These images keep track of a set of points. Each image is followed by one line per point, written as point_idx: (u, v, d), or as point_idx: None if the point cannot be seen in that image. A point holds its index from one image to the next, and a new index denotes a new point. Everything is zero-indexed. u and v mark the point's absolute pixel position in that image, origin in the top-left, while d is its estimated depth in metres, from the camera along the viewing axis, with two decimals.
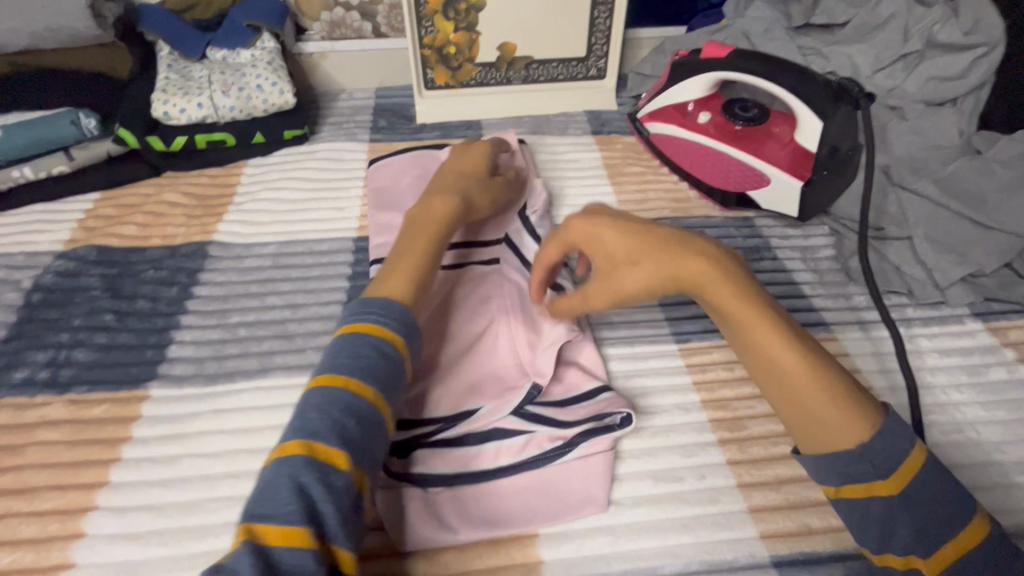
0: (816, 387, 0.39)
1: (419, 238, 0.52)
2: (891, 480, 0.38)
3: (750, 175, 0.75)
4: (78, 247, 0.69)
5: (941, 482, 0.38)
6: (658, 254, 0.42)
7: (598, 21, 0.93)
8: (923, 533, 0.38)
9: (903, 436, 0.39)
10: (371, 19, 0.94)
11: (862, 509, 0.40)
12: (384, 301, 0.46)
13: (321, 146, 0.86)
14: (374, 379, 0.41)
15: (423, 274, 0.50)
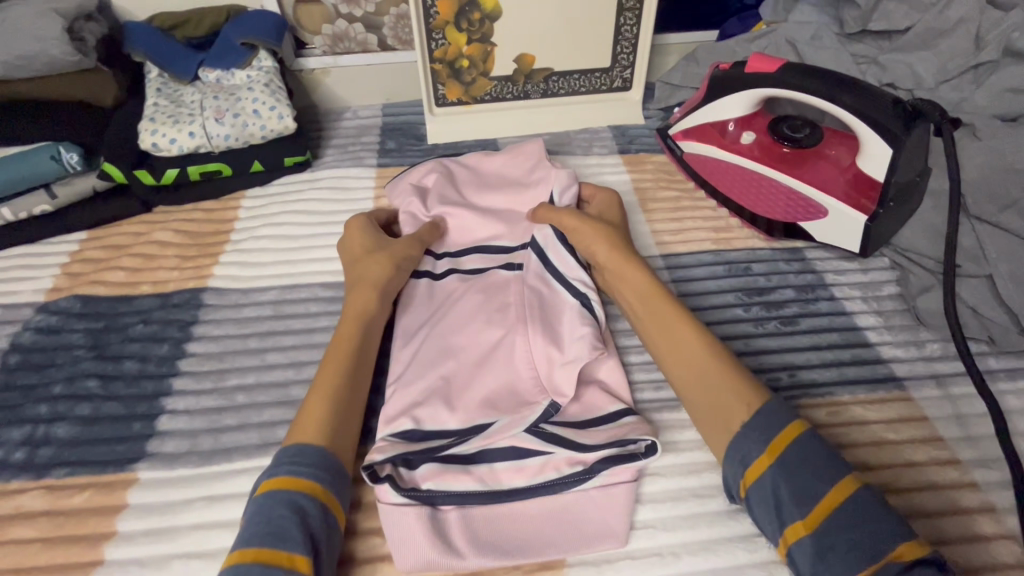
0: (709, 365, 0.49)
1: (329, 360, 0.50)
2: (766, 441, 0.43)
3: (801, 204, 0.68)
4: (61, 298, 0.63)
5: (816, 444, 0.42)
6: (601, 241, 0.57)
7: (624, 28, 0.85)
8: (801, 494, 0.41)
9: (781, 416, 0.44)
10: (376, 31, 0.87)
11: (757, 481, 0.43)
12: (296, 448, 0.44)
13: (325, 173, 0.79)
14: (288, 542, 0.39)
15: (341, 397, 0.48)
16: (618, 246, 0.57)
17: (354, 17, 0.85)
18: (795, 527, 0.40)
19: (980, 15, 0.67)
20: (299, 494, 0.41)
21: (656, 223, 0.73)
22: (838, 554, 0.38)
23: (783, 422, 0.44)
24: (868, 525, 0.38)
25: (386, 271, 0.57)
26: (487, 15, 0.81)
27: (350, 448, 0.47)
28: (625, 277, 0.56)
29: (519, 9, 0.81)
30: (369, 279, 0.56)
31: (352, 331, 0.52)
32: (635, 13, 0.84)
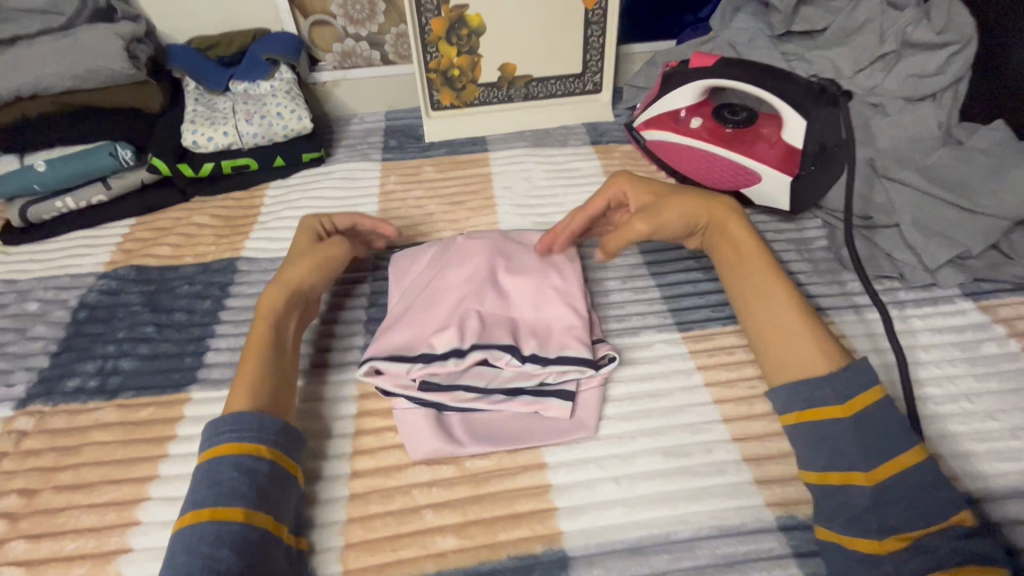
0: (797, 319, 0.53)
1: (248, 349, 0.54)
2: (849, 399, 0.47)
3: (742, 174, 0.79)
4: (119, 268, 0.75)
5: (893, 412, 0.47)
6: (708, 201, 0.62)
7: (592, 39, 0.99)
8: (868, 451, 0.45)
9: (865, 374, 0.48)
10: (379, 48, 1.00)
11: (822, 428, 0.47)
12: (232, 417, 0.48)
13: (337, 167, 0.92)
14: (239, 500, 0.44)
15: (261, 384, 0.52)
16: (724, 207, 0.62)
17: (360, 36, 0.99)
18: (851, 475, 0.45)
19: (882, 15, 0.81)
20: (245, 457, 0.46)
21: None
22: (894, 506, 0.43)
23: (869, 381, 0.48)
24: (926, 488, 0.44)
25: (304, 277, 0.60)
26: (473, 31, 0.95)
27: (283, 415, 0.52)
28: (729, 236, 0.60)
29: (501, 25, 0.95)
30: (286, 281, 0.60)
31: (267, 329, 0.56)
32: (600, 26, 0.98)
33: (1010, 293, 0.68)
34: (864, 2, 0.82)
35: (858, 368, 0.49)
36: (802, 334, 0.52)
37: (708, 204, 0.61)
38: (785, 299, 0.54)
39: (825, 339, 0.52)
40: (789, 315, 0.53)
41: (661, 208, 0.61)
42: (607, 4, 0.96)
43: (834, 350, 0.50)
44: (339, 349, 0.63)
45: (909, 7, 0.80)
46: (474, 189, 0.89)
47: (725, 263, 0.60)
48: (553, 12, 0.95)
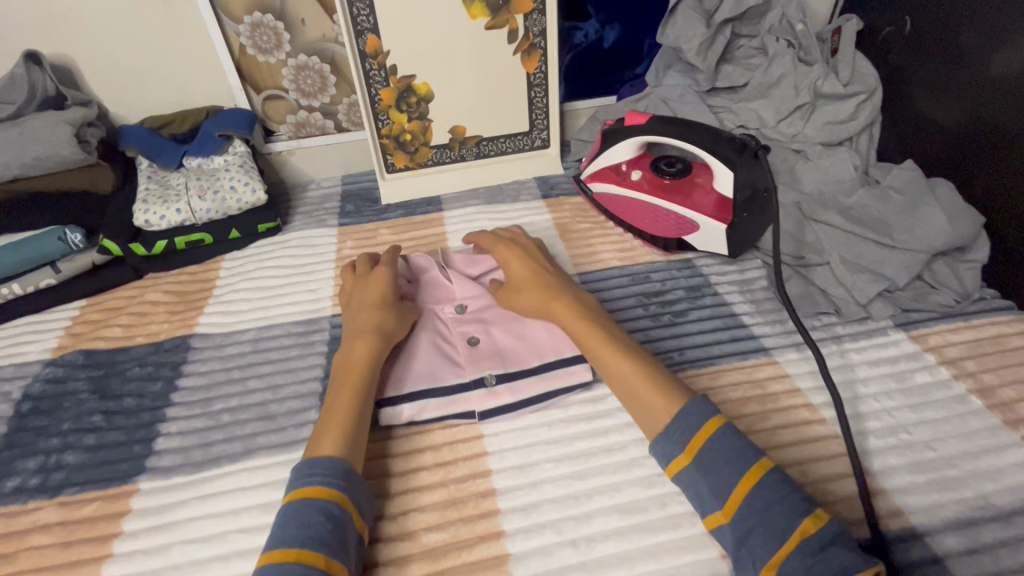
0: (633, 375, 0.55)
1: (341, 396, 0.55)
2: (684, 443, 0.50)
3: (682, 223, 0.84)
4: (66, 353, 0.73)
5: (733, 437, 0.49)
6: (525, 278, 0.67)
7: (536, 99, 1.04)
8: (715, 488, 0.47)
9: (696, 414, 0.51)
10: (332, 117, 1.04)
11: (683, 480, 0.50)
12: (315, 460, 0.50)
13: (293, 235, 0.93)
14: (321, 546, 0.45)
15: (350, 431, 0.53)
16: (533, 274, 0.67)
17: (312, 107, 1.02)
18: (714, 516, 0.47)
19: (794, 71, 0.88)
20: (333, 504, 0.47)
21: (573, 250, 0.88)
22: (754, 537, 0.44)
23: (698, 420, 0.50)
24: (768, 508, 0.45)
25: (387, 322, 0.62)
26: (422, 99, 0.99)
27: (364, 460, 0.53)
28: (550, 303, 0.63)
29: (447, 91, 0.99)
30: (363, 325, 0.61)
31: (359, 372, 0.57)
32: (543, 88, 1.03)
33: (937, 321, 0.72)
34: (777, 59, 0.89)
35: (695, 406, 0.51)
36: (635, 390, 0.55)
37: (537, 287, 0.65)
38: (620, 361, 0.56)
39: (661, 387, 0.54)
40: (625, 375, 0.55)
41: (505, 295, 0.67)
42: (547, 70, 1.02)
43: (664, 401, 0.53)
44: (294, 424, 0.63)
45: (816, 63, 0.88)
46: (430, 250, 0.91)
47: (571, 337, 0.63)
48: (498, 78, 1.00)
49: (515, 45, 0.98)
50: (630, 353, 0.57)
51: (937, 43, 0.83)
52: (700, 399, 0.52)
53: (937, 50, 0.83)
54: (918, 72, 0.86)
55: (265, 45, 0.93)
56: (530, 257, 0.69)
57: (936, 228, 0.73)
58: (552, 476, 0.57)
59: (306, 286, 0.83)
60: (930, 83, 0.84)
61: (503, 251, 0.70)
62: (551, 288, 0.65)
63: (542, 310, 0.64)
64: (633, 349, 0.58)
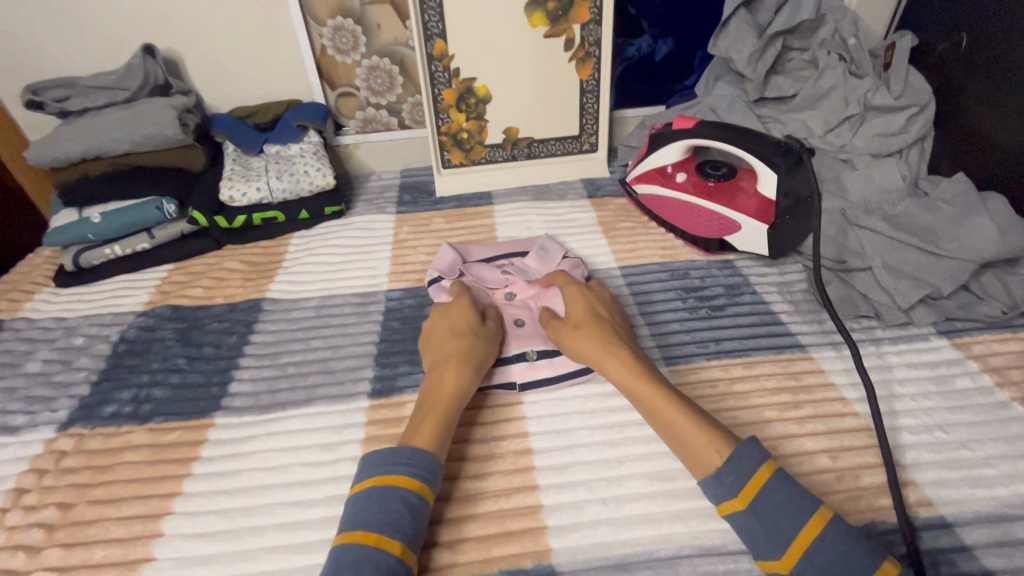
0: (687, 423, 0.53)
1: (431, 410, 0.57)
2: (739, 491, 0.48)
3: (724, 224, 0.86)
4: (156, 307, 0.83)
5: (789, 485, 0.47)
6: (582, 319, 0.65)
7: (587, 105, 1.10)
8: (773, 533, 0.46)
9: (753, 453, 0.49)
10: (397, 114, 1.12)
11: (733, 521, 0.48)
12: (407, 450, 0.52)
13: (355, 218, 1.01)
14: (398, 534, 0.47)
15: (438, 438, 0.54)
16: (584, 312, 0.66)
17: (380, 105, 1.11)
18: (773, 563, 0.46)
19: (844, 83, 0.90)
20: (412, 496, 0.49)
21: (615, 245, 0.93)
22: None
23: (753, 465, 0.48)
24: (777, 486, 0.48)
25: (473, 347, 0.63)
26: (480, 100, 1.07)
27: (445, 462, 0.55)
28: (604, 352, 0.61)
29: (505, 94, 1.07)
30: (452, 351, 0.62)
31: (452, 388, 0.59)
32: (595, 94, 1.09)
33: (981, 331, 0.72)
34: (828, 72, 0.92)
35: (746, 445, 0.50)
36: (685, 436, 0.53)
37: (590, 329, 0.63)
38: (673, 412, 0.54)
39: (715, 434, 0.52)
40: (681, 429, 0.53)
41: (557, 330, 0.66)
42: (600, 77, 1.07)
43: (718, 450, 0.51)
44: (350, 379, 0.70)
45: (867, 76, 0.89)
46: (480, 239, 0.97)
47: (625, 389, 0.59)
48: (553, 84, 1.07)
49: (571, 52, 1.04)
50: (685, 405, 0.55)
51: (996, 58, 0.83)
52: (751, 443, 0.50)
53: (996, 63, 0.83)
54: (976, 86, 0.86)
55: (344, 46, 1.03)
56: (597, 299, 0.68)
57: (986, 238, 0.73)
58: (587, 442, 0.60)
59: (366, 263, 0.90)
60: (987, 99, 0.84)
61: (570, 290, 0.69)
62: (600, 334, 0.62)
63: (591, 358, 0.61)
64: (687, 402, 0.55)
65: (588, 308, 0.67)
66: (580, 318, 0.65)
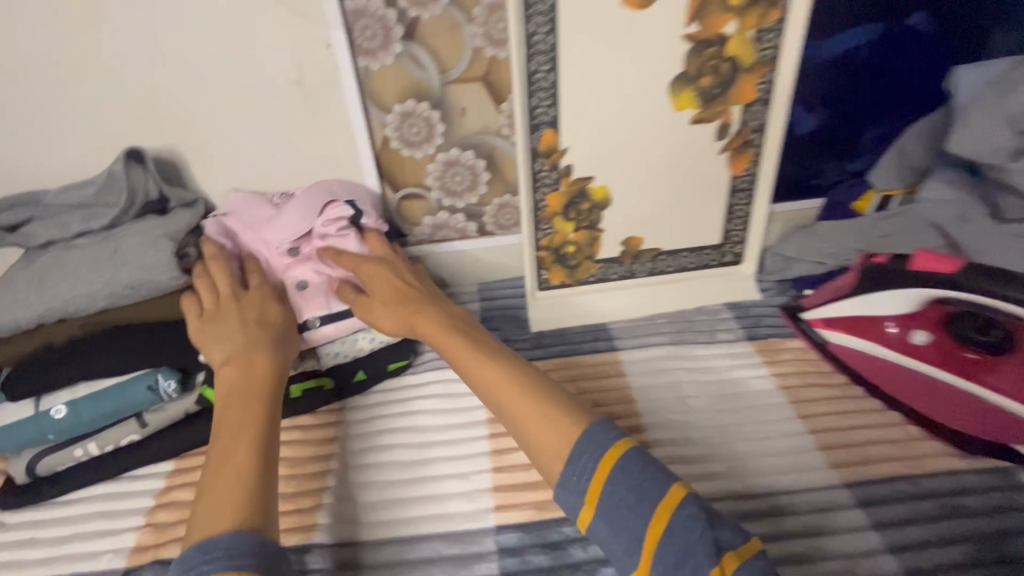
0: (542, 408, 0.49)
1: (233, 439, 0.50)
2: (583, 492, 0.44)
3: (1008, 422, 0.60)
4: (148, 565, 0.56)
5: (692, 519, 0.40)
6: (394, 302, 0.64)
7: (736, 207, 0.81)
8: (677, 565, 0.39)
9: (601, 436, 0.46)
10: (477, 219, 0.84)
11: (603, 530, 0.43)
12: (207, 543, 0.41)
13: (429, 375, 0.71)
14: None
15: (249, 474, 0.47)
16: (394, 285, 0.66)
17: (455, 208, 0.83)
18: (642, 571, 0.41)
19: None
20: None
21: (821, 438, 0.63)
22: None
23: None
24: None
25: (266, 332, 0.61)
26: (596, 206, 0.78)
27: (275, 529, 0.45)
28: (435, 340, 0.60)
29: (629, 197, 0.78)
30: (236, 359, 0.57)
31: (248, 416, 0.52)
32: (748, 194, 0.80)
33: None
34: None
35: (593, 431, 0.46)
36: (539, 428, 0.49)
37: (410, 315, 0.63)
38: (511, 393, 0.51)
39: (563, 418, 0.48)
40: (538, 424, 0.48)
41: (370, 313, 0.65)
42: (758, 172, 0.79)
43: (568, 435, 0.47)
44: None
45: None
46: (612, 416, 0.67)
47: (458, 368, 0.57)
48: (694, 181, 0.78)
49: (724, 141, 0.76)
50: (538, 391, 0.51)
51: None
52: (600, 421, 0.47)
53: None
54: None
55: (414, 136, 0.75)
56: (394, 273, 0.67)
57: None
58: None
59: (453, 467, 0.62)
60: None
61: (371, 271, 0.67)
62: (423, 308, 0.63)
63: (408, 329, 0.63)
64: (523, 377, 0.52)
65: (402, 289, 0.66)
66: (382, 289, 0.66)
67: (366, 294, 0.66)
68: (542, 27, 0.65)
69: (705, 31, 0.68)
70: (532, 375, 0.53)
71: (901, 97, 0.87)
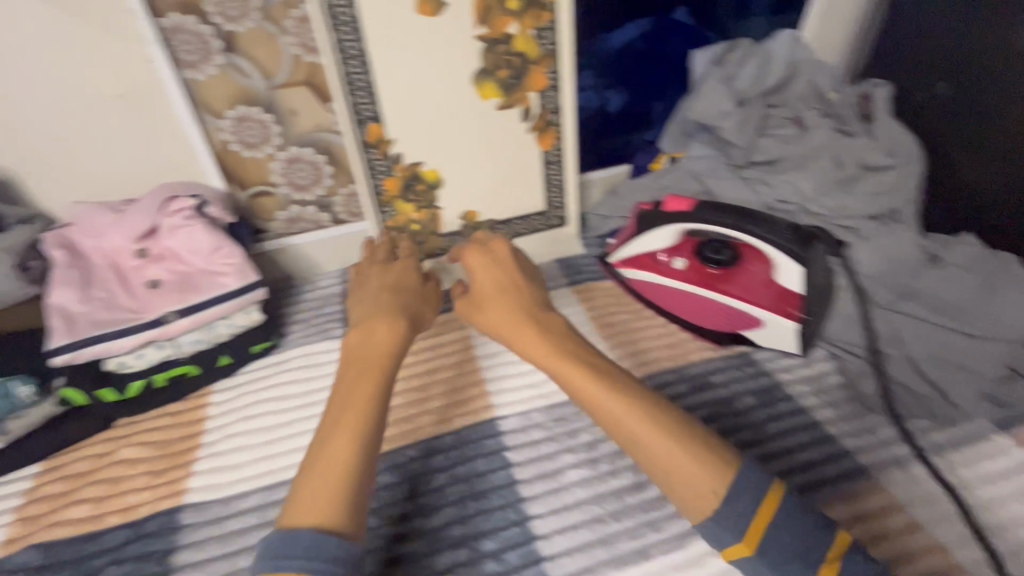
0: (647, 429, 0.50)
1: (352, 412, 0.52)
2: (743, 531, 0.46)
3: (739, 318, 0.76)
4: (22, 550, 0.62)
5: (798, 515, 0.47)
6: (520, 307, 0.62)
7: (552, 177, 0.96)
8: (765, 555, 0.46)
9: (761, 479, 0.48)
10: (329, 210, 0.94)
11: (740, 564, 0.47)
12: (310, 538, 0.44)
13: (294, 351, 0.82)
14: (332, 545, 0.45)
15: (350, 470, 0.49)
16: (529, 301, 0.64)
17: (307, 202, 0.92)
18: (737, 548, 0.46)
19: (836, 142, 0.82)
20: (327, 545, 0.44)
21: (616, 352, 0.79)
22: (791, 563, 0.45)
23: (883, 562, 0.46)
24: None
25: (403, 310, 0.64)
26: (430, 185, 0.90)
27: (360, 518, 0.48)
28: (556, 343, 0.57)
29: (458, 176, 0.90)
30: (378, 342, 0.60)
31: (365, 404, 0.53)
32: (559, 165, 0.95)
33: None
34: (813, 131, 0.84)
35: (745, 473, 0.48)
36: (650, 442, 0.50)
37: (517, 326, 0.61)
38: (612, 409, 0.52)
39: (683, 449, 0.49)
40: (640, 433, 0.50)
41: (483, 313, 0.65)
42: (563, 146, 0.94)
43: (709, 479, 0.48)
44: None
45: (859, 135, 0.82)
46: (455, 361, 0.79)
47: (572, 366, 0.55)
48: (512, 158, 0.92)
49: (529, 123, 0.90)
50: (637, 404, 0.51)
51: (1005, 102, 0.75)
52: (751, 463, 0.49)
53: (988, 114, 0.77)
54: (1005, 128, 0.76)
55: (252, 139, 0.83)
56: (510, 281, 0.66)
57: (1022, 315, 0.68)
58: None
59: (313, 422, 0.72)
60: (1001, 148, 0.76)
61: (490, 288, 0.66)
62: (538, 318, 0.61)
63: (511, 337, 0.61)
64: (649, 401, 0.52)
65: (519, 291, 0.65)
66: (485, 290, 0.66)
67: (473, 297, 0.67)
68: (350, 34, 0.75)
69: (493, 31, 0.81)
70: (655, 397, 0.53)
71: (677, 75, 1.06)
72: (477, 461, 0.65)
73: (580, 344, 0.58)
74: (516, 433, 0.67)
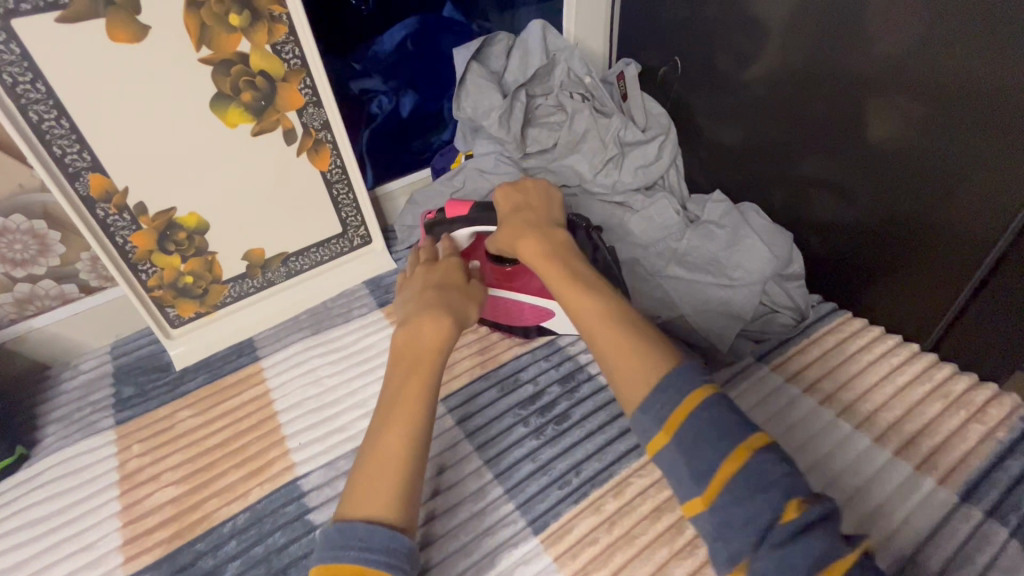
0: (623, 331, 0.51)
1: (397, 411, 0.51)
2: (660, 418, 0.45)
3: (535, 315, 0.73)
4: None
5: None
6: (526, 240, 0.63)
7: (341, 197, 0.89)
8: None
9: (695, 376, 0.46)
10: (73, 280, 0.79)
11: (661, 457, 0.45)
12: (364, 529, 0.44)
13: (46, 461, 0.69)
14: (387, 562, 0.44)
15: (402, 471, 0.48)
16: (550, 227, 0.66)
17: (37, 276, 0.77)
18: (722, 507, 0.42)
19: (596, 124, 0.87)
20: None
21: None
22: None
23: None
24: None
25: (456, 305, 0.61)
26: (193, 232, 0.79)
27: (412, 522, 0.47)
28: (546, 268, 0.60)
29: (224, 215, 0.80)
30: (409, 344, 0.57)
31: (411, 416, 0.51)
32: (346, 183, 0.88)
33: (788, 344, 0.76)
34: (577, 115, 0.88)
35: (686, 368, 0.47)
36: (607, 335, 0.51)
37: (545, 246, 0.62)
38: (592, 312, 0.54)
39: (643, 348, 0.49)
40: (591, 321, 0.53)
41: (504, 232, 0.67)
42: (345, 162, 0.87)
43: (648, 369, 0.48)
44: None
45: (613, 115, 0.88)
46: (250, 422, 0.71)
47: (557, 288, 0.58)
48: (287, 185, 0.83)
49: (297, 144, 0.82)
50: (621, 318, 0.53)
51: (739, 60, 0.82)
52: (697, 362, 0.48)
53: (727, 74, 0.84)
54: (737, 89, 0.84)
55: None
56: (528, 210, 0.68)
57: (761, 257, 0.77)
58: None
59: (73, 542, 0.61)
60: (737, 99, 0.84)
61: (515, 220, 0.66)
62: (559, 246, 0.63)
63: (528, 257, 0.63)
64: (623, 309, 0.54)
65: (538, 223, 0.66)
66: (528, 209, 0.68)
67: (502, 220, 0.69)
68: (22, 76, 0.62)
69: (219, 52, 0.71)
70: (625, 308, 0.55)
71: None
72: (274, 535, 0.60)
73: (551, 268, 0.60)
74: (320, 490, 0.64)
